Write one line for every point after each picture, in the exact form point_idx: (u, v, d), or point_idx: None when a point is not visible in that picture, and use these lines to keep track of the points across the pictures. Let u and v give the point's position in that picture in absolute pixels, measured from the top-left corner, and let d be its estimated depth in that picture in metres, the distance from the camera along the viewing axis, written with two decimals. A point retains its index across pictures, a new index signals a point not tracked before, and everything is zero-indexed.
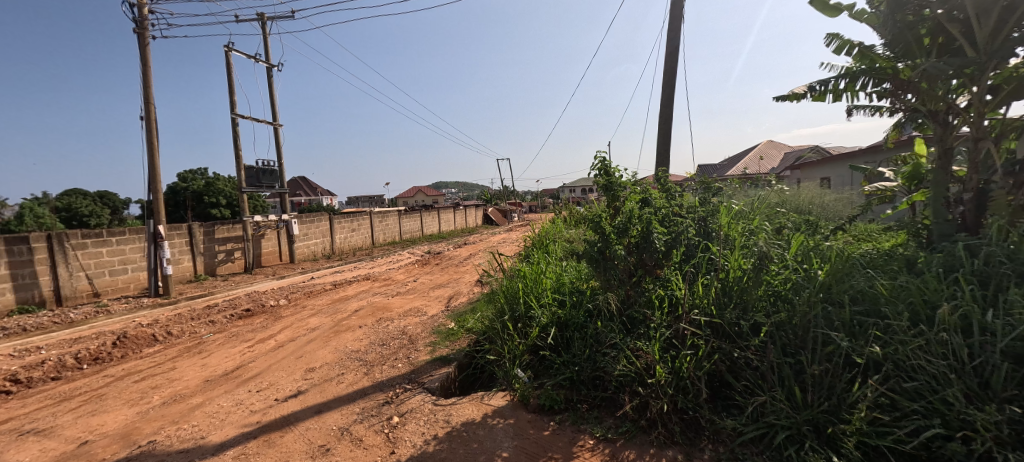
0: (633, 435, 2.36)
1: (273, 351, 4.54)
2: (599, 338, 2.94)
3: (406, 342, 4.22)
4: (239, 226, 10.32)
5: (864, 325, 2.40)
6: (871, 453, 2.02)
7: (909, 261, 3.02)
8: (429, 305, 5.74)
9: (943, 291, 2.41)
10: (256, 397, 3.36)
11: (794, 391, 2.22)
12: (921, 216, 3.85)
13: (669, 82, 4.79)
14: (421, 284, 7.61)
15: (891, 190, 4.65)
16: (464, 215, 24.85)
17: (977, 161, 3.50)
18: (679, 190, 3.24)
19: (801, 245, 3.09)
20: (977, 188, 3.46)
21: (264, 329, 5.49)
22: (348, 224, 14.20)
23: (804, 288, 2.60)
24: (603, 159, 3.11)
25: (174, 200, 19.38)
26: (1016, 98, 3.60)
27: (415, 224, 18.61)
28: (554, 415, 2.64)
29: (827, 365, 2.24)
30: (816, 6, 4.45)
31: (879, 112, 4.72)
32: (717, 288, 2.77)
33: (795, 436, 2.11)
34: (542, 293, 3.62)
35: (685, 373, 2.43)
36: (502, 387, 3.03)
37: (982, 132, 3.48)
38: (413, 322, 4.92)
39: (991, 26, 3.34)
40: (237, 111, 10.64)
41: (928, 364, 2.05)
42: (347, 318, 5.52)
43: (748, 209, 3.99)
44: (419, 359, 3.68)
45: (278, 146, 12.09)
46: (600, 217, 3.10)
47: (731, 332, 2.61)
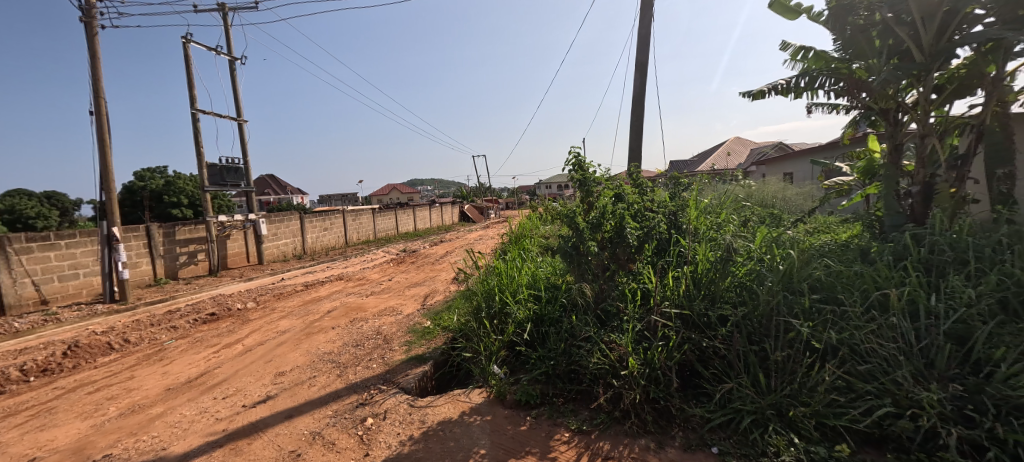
0: (608, 426, 2.40)
1: (241, 356, 4.36)
2: (574, 331, 2.98)
3: (381, 342, 4.15)
4: (202, 226, 9.85)
5: (823, 312, 2.53)
6: (830, 433, 2.13)
7: (863, 250, 3.19)
8: (404, 304, 5.66)
9: (893, 278, 2.56)
10: (223, 404, 3.23)
11: (759, 377, 2.32)
12: (874, 208, 4.08)
13: (640, 79, 4.87)
14: (396, 282, 7.49)
15: (848, 184, 4.90)
16: (440, 213, 24.61)
17: (924, 155, 3.73)
18: (651, 186, 3.31)
19: (765, 238, 3.21)
20: (924, 181, 3.70)
21: (231, 333, 5.27)
22: (320, 223, 13.79)
23: (766, 278, 2.71)
24: (577, 155, 3.14)
25: (131, 200, 18.29)
26: (958, 97, 3.86)
27: (390, 223, 18.29)
28: (530, 409, 2.65)
29: (788, 351, 2.36)
30: (776, 9, 4.63)
31: (836, 109, 4.97)
32: (688, 280, 2.84)
33: (760, 420, 2.21)
34: (517, 289, 3.62)
35: (657, 364, 2.48)
36: (478, 384, 3.03)
37: (928, 128, 3.71)
38: (388, 322, 4.84)
39: (935, 30, 3.55)
40: (197, 106, 10.11)
41: (880, 347, 2.19)
42: (320, 320, 5.36)
43: (716, 202, 4.12)
44: (394, 359, 3.62)
45: (243, 142, 11.58)
46: (574, 213, 3.13)
47: (700, 323, 2.68)
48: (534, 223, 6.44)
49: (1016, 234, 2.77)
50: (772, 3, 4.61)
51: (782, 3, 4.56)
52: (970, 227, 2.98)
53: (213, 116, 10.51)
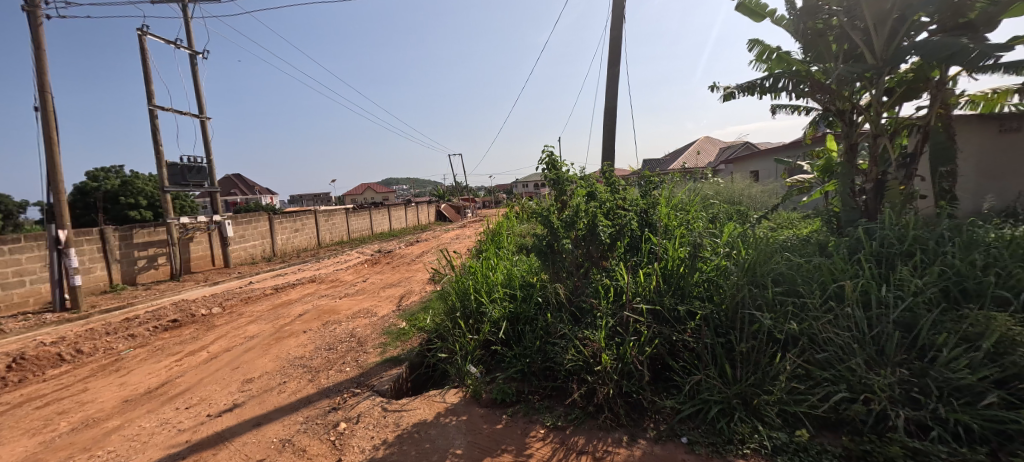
0: (582, 421, 2.44)
1: (205, 364, 4.18)
2: (548, 329, 3.00)
3: (355, 344, 4.07)
4: (163, 228, 9.38)
5: (784, 304, 2.65)
6: (791, 419, 2.23)
7: (822, 244, 3.36)
8: (379, 305, 5.57)
9: (849, 271, 2.71)
10: (186, 414, 3.09)
11: (725, 368, 2.41)
12: (832, 205, 4.30)
13: (613, 79, 4.95)
14: (370, 284, 7.36)
15: (809, 182, 5.14)
16: (416, 213, 24.31)
17: (876, 154, 3.95)
18: (623, 185, 3.38)
19: (731, 234, 3.33)
20: (876, 179, 3.92)
21: (194, 340, 5.04)
22: (290, 224, 13.36)
23: (732, 273, 2.82)
24: (551, 154, 3.17)
25: (83, 202, 17.18)
26: (906, 100, 4.11)
27: (364, 223, 17.93)
28: (506, 408, 2.66)
29: (753, 342, 2.46)
30: (742, 12, 4.80)
31: (798, 110, 5.20)
32: (658, 276, 2.92)
33: (726, 409, 2.30)
34: (493, 288, 3.62)
35: (630, 359, 2.53)
36: (454, 384, 3.01)
37: (880, 129, 3.93)
38: (362, 324, 4.74)
39: (886, 36, 3.76)
40: (155, 102, 9.61)
41: (836, 336, 2.31)
42: (290, 323, 5.21)
43: (685, 200, 4.25)
44: (368, 362, 3.55)
45: (206, 140, 11.07)
46: (548, 211, 3.14)
47: (670, 317, 2.75)
48: (509, 222, 6.45)
49: (955, 228, 2.98)
50: (739, 4, 4.77)
51: (749, 5, 4.71)
52: (916, 221, 3.18)
53: (173, 113, 10.00)
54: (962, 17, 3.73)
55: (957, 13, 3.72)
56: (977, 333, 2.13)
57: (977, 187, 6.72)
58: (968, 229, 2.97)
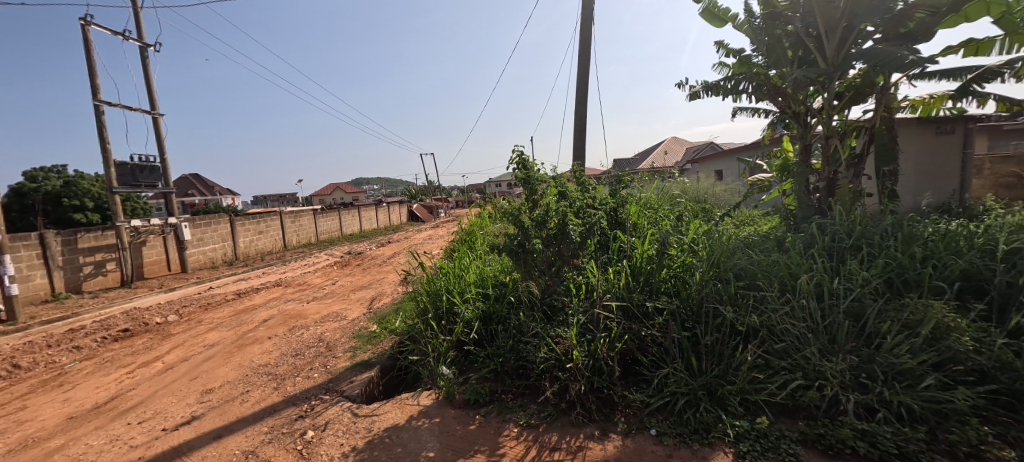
0: (555, 418, 2.46)
1: (161, 375, 3.94)
2: (521, 328, 3.03)
3: (323, 349, 3.95)
4: (112, 232, 8.78)
5: (746, 297, 2.77)
6: (752, 407, 2.34)
7: (780, 240, 3.53)
8: (349, 309, 5.43)
9: (804, 265, 2.86)
10: (138, 429, 2.90)
11: (691, 361, 2.50)
12: (790, 203, 4.53)
13: (583, 79, 5.02)
14: (340, 286, 7.16)
15: (769, 181, 5.39)
16: (388, 213, 23.85)
17: (828, 155, 4.19)
18: (593, 184, 3.45)
19: (696, 231, 3.45)
20: (828, 178, 4.16)
21: (148, 351, 4.75)
22: (254, 226, 12.81)
23: (697, 269, 2.93)
24: (521, 154, 3.18)
25: (20, 205, 15.83)
26: (854, 104, 4.38)
27: (334, 224, 17.43)
28: (479, 408, 2.65)
29: (716, 335, 2.57)
30: (705, 17, 4.99)
31: (757, 113, 5.45)
32: (627, 274, 3.00)
33: (692, 400, 2.38)
34: (465, 288, 3.59)
35: (601, 355, 2.58)
36: (427, 386, 2.98)
37: (832, 130, 4.18)
38: (331, 328, 4.61)
39: (836, 43, 3.98)
40: (102, 97, 8.97)
41: (792, 327, 2.44)
42: (254, 330, 4.99)
43: (653, 198, 4.37)
44: (338, 367, 3.46)
45: (160, 138, 10.43)
46: (519, 210, 3.13)
47: (639, 313, 2.82)
48: (482, 222, 6.43)
49: (897, 223, 3.21)
50: (702, 9, 4.95)
51: (711, 10, 4.90)
52: (863, 217, 3.41)
53: (122, 109, 9.36)
54: (902, 27, 4.00)
55: (898, 23, 3.99)
56: (917, 320, 2.31)
57: (916, 185, 7.24)
58: (909, 224, 3.20)
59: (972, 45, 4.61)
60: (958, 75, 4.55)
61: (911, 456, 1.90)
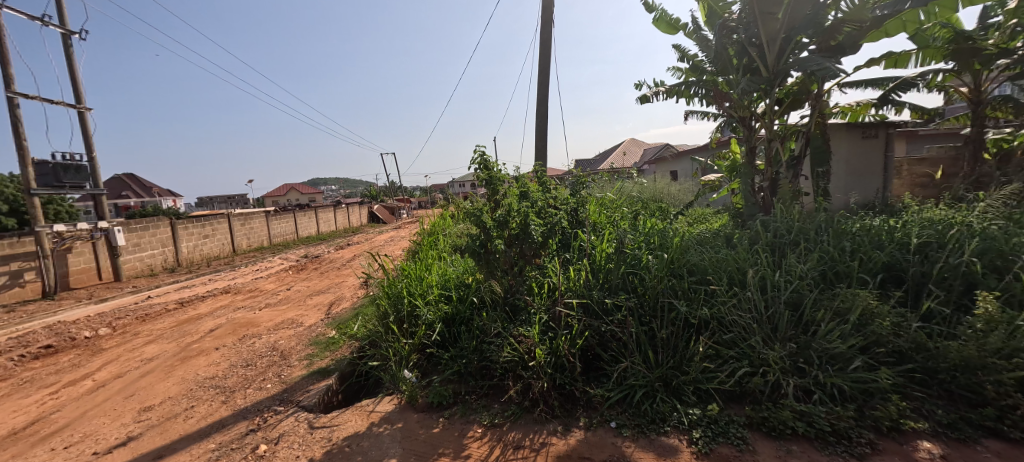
0: (519, 416, 2.48)
1: (90, 394, 3.59)
2: (484, 329, 3.03)
3: (278, 358, 3.76)
4: (30, 239, 7.89)
5: (697, 291, 2.92)
6: (704, 396, 2.47)
7: (728, 237, 3.75)
8: (305, 315, 5.19)
9: (749, 259, 3.06)
10: (64, 454, 2.63)
11: (648, 354, 2.61)
12: (738, 202, 4.82)
13: (544, 81, 5.09)
14: (295, 292, 6.84)
15: (719, 181, 5.72)
16: (347, 214, 23.02)
17: (770, 157, 4.50)
18: (555, 184, 3.51)
19: (652, 230, 3.60)
20: (771, 178, 4.46)
21: (75, 368, 4.31)
22: (198, 230, 11.95)
23: (653, 266, 3.06)
24: (483, 154, 3.17)
25: None
26: (793, 109, 4.72)
27: (289, 226, 16.60)
28: (443, 411, 2.62)
29: (671, 329, 2.69)
30: (659, 25, 5.20)
31: (707, 116, 5.76)
32: (587, 272, 3.09)
33: (650, 392, 2.48)
34: (428, 290, 3.53)
35: (562, 352, 2.63)
36: (388, 392, 2.91)
37: (774, 134, 4.49)
38: (286, 335, 4.40)
39: (775, 53, 4.28)
40: (16, 88, 8.05)
41: (740, 318, 2.60)
42: (199, 341, 4.66)
43: (612, 198, 4.50)
44: (293, 376, 3.30)
45: (87, 135, 9.49)
46: (481, 210, 3.11)
47: (599, 310, 2.89)
48: (444, 223, 6.36)
49: (830, 220, 3.51)
50: (656, 18, 5.16)
51: (664, 19, 5.12)
52: (801, 215, 3.69)
53: (41, 102, 8.44)
54: (832, 39, 4.35)
55: (829, 36, 4.34)
56: (846, 308, 2.53)
57: (847, 184, 7.91)
58: (839, 221, 3.51)
59: (891, 58, 5.10)
60: (881, 85, 5.02)
61: (843, 432, 2.08)
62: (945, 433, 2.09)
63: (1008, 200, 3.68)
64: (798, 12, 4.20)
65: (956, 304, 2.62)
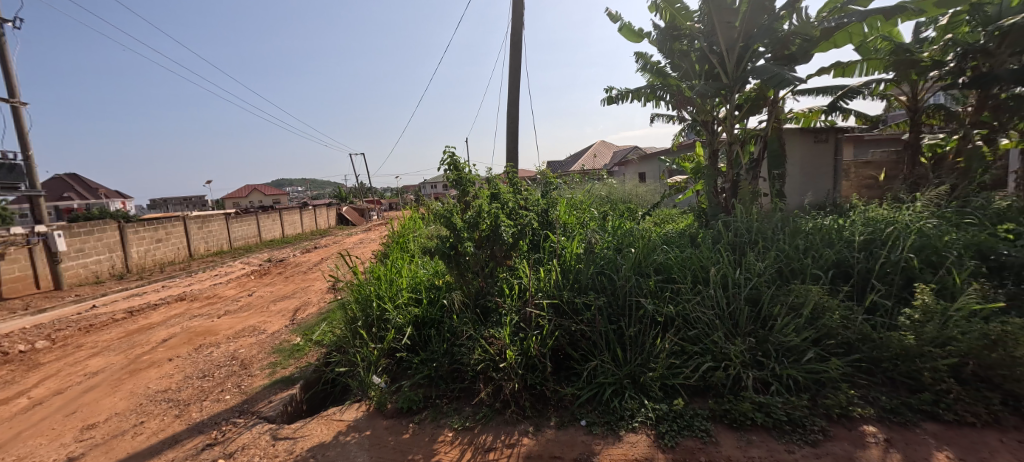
0: (490, 418, 2.47)
1: (25, 414, 3.31)
2: (455, 331, 3.01)
3: (238, 368, 3.58)
4: None
5: (664, 290, 3.02)
6: (670, 391, 2.54)
7: (692, 236, 3.90)
8: (269, 321, 4.99)
9: (711, 258, 3.19)
10: None
11: (617, 352, 2.67)
12: (702, 203, 5.02)
13: (514, 84, 5.11)
14: (257, 297, 6.56)
15: (684, 182, 5.92)
16: (315, 216, 22.27)
17: (732, 159, 4.70)
18: (525, 186, 3.54)
19: (620, 232, 3.70)
20: (732, 180, 4.67)
21: (8, 386, 3.95)
22: (151, 234, 11.23)
23: (621, 266, 3.14)
24: (453, 155, 3.15)
25: None
26: (753, 114, 4.93)
27: (252, 229, 15.88)
28: (413, 416, 2.57)
29: (639, 327, 2.77)
30: (624, 33, 5.32)
31: (672, 120, 5.95)
32: (557, 273, 3.13)
33: (618, 389, 2.53)
34: (398, 293, 3.47)
35: (533, 353, 2.66)
36: (356, 398, 2.83)
37: (734, 138, 4.69)
38: (247, 343, 4.21)
39: (734, 62, 4.47)
40: None
41: (703, 315, 2.71)
42: (151, 352, 4.38)
43: (582, 199, 4.58)
44: (255, 386, 3.16)
45: (22, 131, 8.73)
46: (451, 212, 3.08)
47: (569, 309, 2.93)
48: (414, 225, 6.27)
49: (785, 220, 3.70)
50: (620, 27, 5.29)
51: (628, 28, 5.26)
52: (759, 215, 3.88)
53: None
54: (786, 49, 4.58)
55: (783, 46, 4.56)
56: (800, 303, 2.68)
57: (801, 186, 8.36)
58: (794, 221, 3.71)
59: (839, 68, 5.44)
60: (831, 92, 5.34)
61: (798, 421, 2.19)
62: (888, 418, 2.24)
63: (940, 200, 4.00)
64: (754, 22, 4.41)
65: (896, 297, 2.82)
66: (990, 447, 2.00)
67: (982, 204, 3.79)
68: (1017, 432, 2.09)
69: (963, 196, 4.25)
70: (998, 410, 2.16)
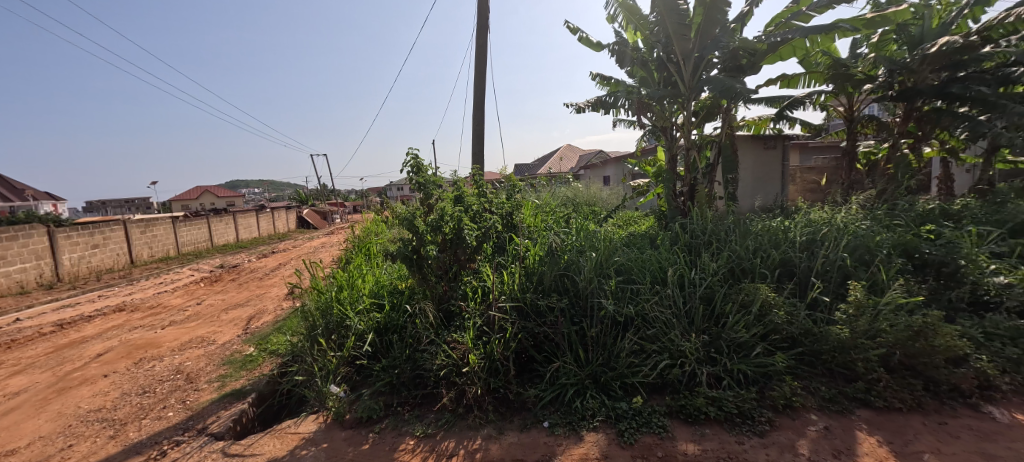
0: (453, 424, 2.44)
1: None
2: (418, 336, 2.96)
3: (183, 382, 3.36)
4: None
5: (625, 291, 3.10)
6: (630, 389, 2.62)
7: (652, 238, 4.04)
8: (219, 331, 4.72)
9: (669, 259, 3.32)
10: None
11: (579, 353, 2.72)
12: (662, 205, 5.20)
13: (478, 86, 5.10)
14: (207, 306, 6.18)
15: (646, 186, 6.13)
16: (272, 219, 21.25)
17: (690, 164, 4.90)
18: (490, 188, 3.53)
19: (583, 234, 3.79)
20: (690, 184, 4.87)
21: None
22: (86, 239, 10.35)
23: (583, 268, 3.20)
24: (416, 157, 3.11)
25: None
26: (708, 121, 5.18)
27: (203, 233, 14.96)
28: (373, 425, 2.50)
29: (601, 327, 2.83)
30: (584, 44, 5.44)
31: (634, 125, 6.14)
32: (521, 275, 3.16)
33: (580, 389, 2.58)
34: (359, 299, 3.38)
35: (496, 356, 2.67)
36: (313, 410, 2.73)
37: (691, 143, 4.91)
38: (194, 355, 3.96)
39: (690, 73, 4.69)
40: None
41: (661, 314, 2.80)
42: (83, 368, 4.03)
43: (547, 202, 4.64)
44: (202, 401, 2.98)
45: None
46: (413, 215, 3.03)
47: (532, 312, 2.96)
48: (378, 228, 6.14)
49: (736, 223, 3.91)
50: (580, 38, 5.40)
51: (588, 39, 5.37)
52: (713, 218, 4.07)
53: None
54: (737, 61, 4.87)
55: (734, 58, 4.85)
56: (749, 300, 2.83)
57: (753, 190, 8.85)
58: (745, 223, 3.92)
59: (785, 80, 5.80)
60: (777, 102, 5.69)
61: (747, 413, 2.31)
62: (828, 406, 2.40)
63: (871, 203, 4.36)
64: (708, 35, 4.64)
65: (834, 293, 3.04)
66: (914, 429, 2.19)
67: (907, 207, 4.16)
68: (936, 414, 2.30)
69: (891, 200, 4.66)
70: (921, 396, 2.37)
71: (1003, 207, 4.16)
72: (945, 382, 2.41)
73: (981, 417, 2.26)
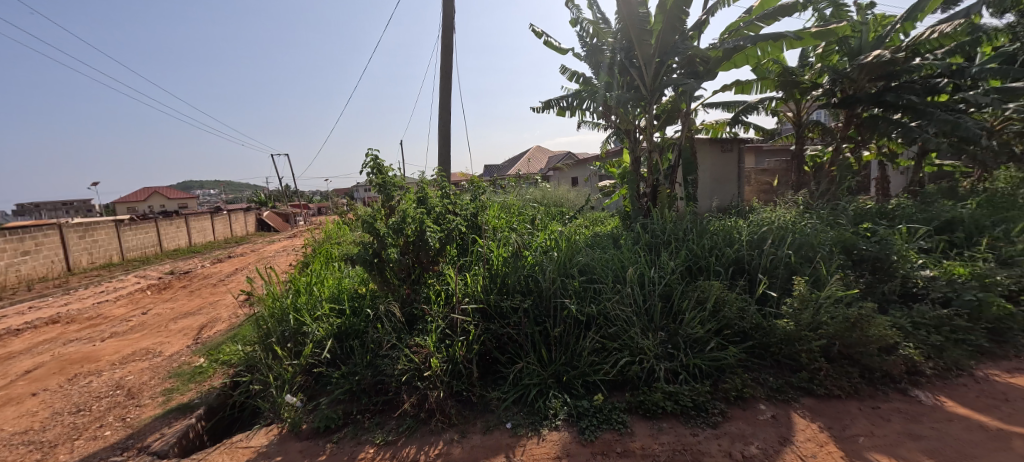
0: (414, 429, 2.41)
1: None
2: (379, 341, 2.90)
3: (123, 398, 3.15)
4: None
5: (587, 290, 3.16)
6: (592, 387, 2.67)
7: (614, 238, 4.13)
8: (167, 342, 4.45)
9: (630, 258, 3.41)
10: None
11: (542, 353, 2.76)
12: (626, 206, 5.33)
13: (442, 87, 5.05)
14: (153, 316, 5.81)
15: (612, 187, 6.27)
16: (230, 221, 20.24)
17: (652, 166, 5.05)
18: (454, 189, 3.50)
19: (547, 235, 3.83)
20: (652, 185, 5.01)
21: None
22: (14, 245, 9.50)
23: (546, 269, 3.23)
24: (376, 158, 3.05)
25: None
26: (669, 124, 5.34)
27: (152, 237, 14.04)
28: (331, 434, 2.44)
29: (563, 326, 2.88)
30: (550, 47, 5.49)
31: (599, 127, 6.27)
32: (484, 277, 3.16)
33: (543, 388, 2.61)
34: (317, 304, 3.27)
35: (459, 359, 2.66)
36: (269, 421, 2.63)
37: (653, 145, 5.05)
38: (137, 369, 3.72)
39: (650, 77, 4.85)
40: None
41: (622, 312, 2.87)
42: (7, 386, 3.70)
43: (512, 203, 4.65)
44: (144, 417, 2.80)
45: None
46: (373, 218, 2.97)
47: (496, 314, 2.98)
48: (341, 230, 5.98)
49: (694, 223, 4.06)
50: (546, 42, 5.46)
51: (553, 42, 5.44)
52: (672, 218, 4.22)
53: None
54: (694, 67, 5.07)
55: (690, 64, 5.07)
56: (704, 297, 2.95)
57: (712, 190, 9.23)
58: (702, 223, 4.08)
59: (739, 85, 6.07)
60: (733, 107, 5.96)
61: (701, 406, 2.41)
62: (775, 396, 2.54)
63: (817, 203, 4.64)
64: (667, 41, 4.80)
65: (782, 288, 3.21)
66: (851, 415, 2.35)
67: (848, 207, 4.45)
68: (870, 399, 2.48)
69: (835, 200, 4.97)
70: (857, 382, 2.54)
71: (930, 206, 4.53)
72: (878, 369, 2.60)
73: (909, 401, 2.45)
